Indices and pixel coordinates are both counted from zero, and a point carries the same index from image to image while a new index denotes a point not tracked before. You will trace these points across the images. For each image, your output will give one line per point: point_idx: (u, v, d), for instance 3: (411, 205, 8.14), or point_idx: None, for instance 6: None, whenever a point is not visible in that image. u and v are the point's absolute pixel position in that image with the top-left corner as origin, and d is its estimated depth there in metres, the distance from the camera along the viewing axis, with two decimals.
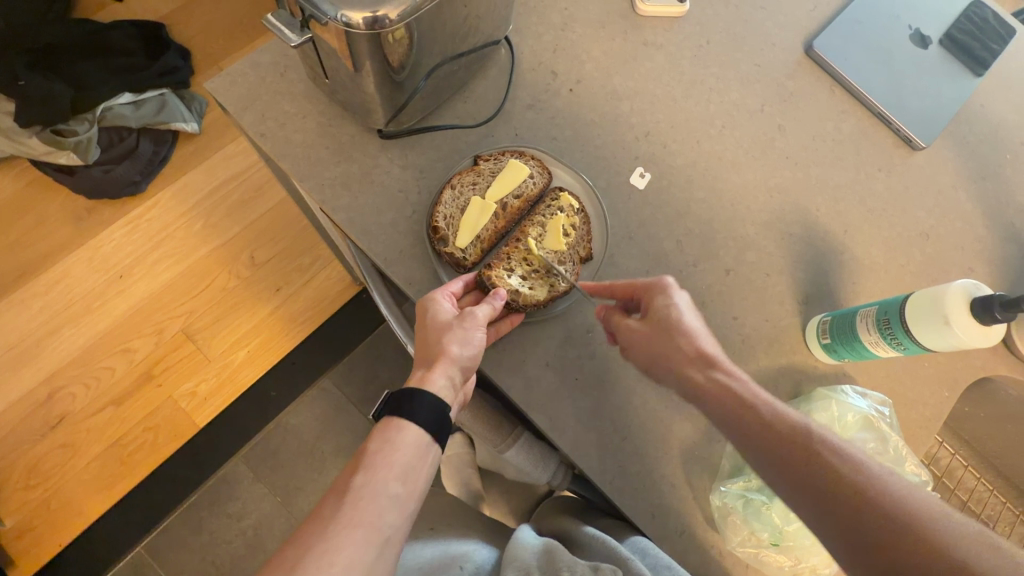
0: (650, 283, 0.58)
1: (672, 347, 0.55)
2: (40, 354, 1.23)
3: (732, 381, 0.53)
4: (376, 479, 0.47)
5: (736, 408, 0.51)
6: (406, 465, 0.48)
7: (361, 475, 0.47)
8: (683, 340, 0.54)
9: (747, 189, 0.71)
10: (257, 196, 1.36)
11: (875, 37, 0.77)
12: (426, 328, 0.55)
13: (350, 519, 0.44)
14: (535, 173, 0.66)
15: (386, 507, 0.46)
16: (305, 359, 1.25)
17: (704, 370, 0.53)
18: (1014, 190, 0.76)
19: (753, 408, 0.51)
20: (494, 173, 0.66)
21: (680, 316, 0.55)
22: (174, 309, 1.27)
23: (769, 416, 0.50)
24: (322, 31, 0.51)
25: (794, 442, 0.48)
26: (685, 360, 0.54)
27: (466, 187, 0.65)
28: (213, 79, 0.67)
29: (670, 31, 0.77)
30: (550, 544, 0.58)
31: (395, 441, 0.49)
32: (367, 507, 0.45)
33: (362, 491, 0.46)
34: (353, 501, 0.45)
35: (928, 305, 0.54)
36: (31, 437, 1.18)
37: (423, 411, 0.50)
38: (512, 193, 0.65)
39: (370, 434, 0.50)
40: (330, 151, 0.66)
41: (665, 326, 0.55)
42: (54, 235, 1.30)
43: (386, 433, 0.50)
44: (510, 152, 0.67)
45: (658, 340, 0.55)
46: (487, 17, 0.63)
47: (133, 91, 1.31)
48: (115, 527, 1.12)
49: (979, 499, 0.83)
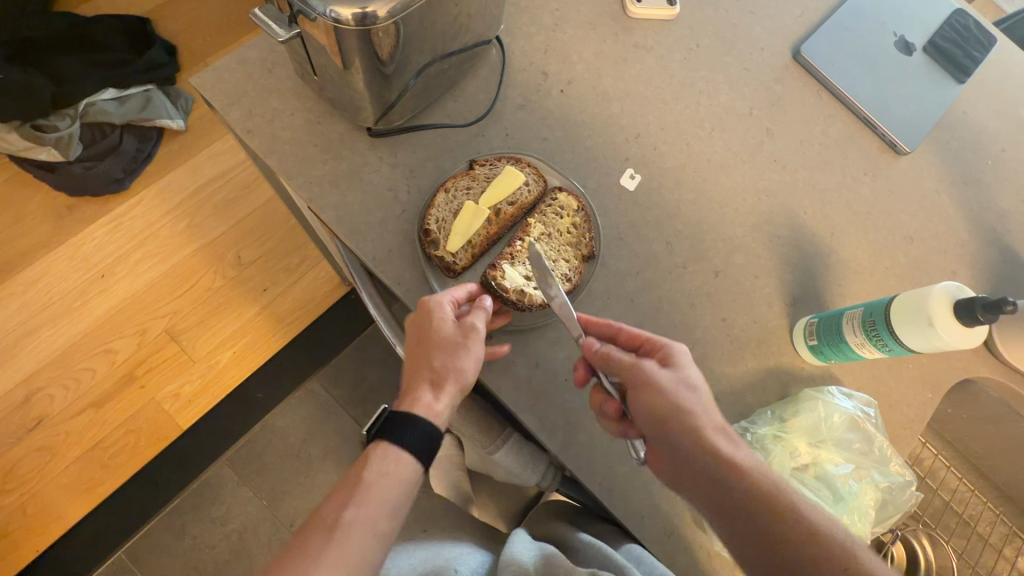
0: (663, 341, 0.55)
1: (680, 423, 0.50)
2: (17, 355, 1.20)
3: (758, 475, 0.49)
4: (367, 516, 0.47)
5: (754, 502, 0.47)
6: (396, 501, 0.49)
7: (353, 510, 0.47)
8: (694, 416, 0.50)
9: (736, 192, 0.72)
10: (244, 194, 1.34)
11: (860, 45, 0.78)
12: (428, 340, 0.54)
13: (337, 558, 0.45)
14: (530, 180, 0.66)
15: (373, 543, 0.47)
16: (291, 359, 1.24)
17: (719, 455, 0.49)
18: (995, 195, 0.77)
19: (770, 507, 0.47)
20: (489, 179, 0.65)
21: (691, 388, 0.52)
22: (158, 309, 1.25)
23: (802, 519, 0.47)
24: (311, 27, 0.50)
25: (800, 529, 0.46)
26: (692, 439, 0.50)
27: (460, 192, 0.64)
28: (199, 74, 0.66)
29: (661, 33, 0.77)
30: (549, 550, 0.57)
31: (388, 475, 0.50)
32: (356, 544, 0.46)
33: (353, 526, 0.47)
34: (342, 538, 0.46)
35: (912, 307, 0.55)
36: (7, 440, 1.15)
37: (410, 440, 0.51)
38: (506, 199, 0.64)
39: (361, 464, 0.50)
40: (319, 149, 0.65)
41: (674, 396, 0.51)
42: (34, 232, 1.27)
43: (380, 465, 0.50)
44: (506, 158, 0.67)
45: (656, 395, 0.51)
46: (478, 16, 0.63)
47: (116, 85, 1.29)
48: (94, 533, 1.10)
49: (961, 499, 0.86)
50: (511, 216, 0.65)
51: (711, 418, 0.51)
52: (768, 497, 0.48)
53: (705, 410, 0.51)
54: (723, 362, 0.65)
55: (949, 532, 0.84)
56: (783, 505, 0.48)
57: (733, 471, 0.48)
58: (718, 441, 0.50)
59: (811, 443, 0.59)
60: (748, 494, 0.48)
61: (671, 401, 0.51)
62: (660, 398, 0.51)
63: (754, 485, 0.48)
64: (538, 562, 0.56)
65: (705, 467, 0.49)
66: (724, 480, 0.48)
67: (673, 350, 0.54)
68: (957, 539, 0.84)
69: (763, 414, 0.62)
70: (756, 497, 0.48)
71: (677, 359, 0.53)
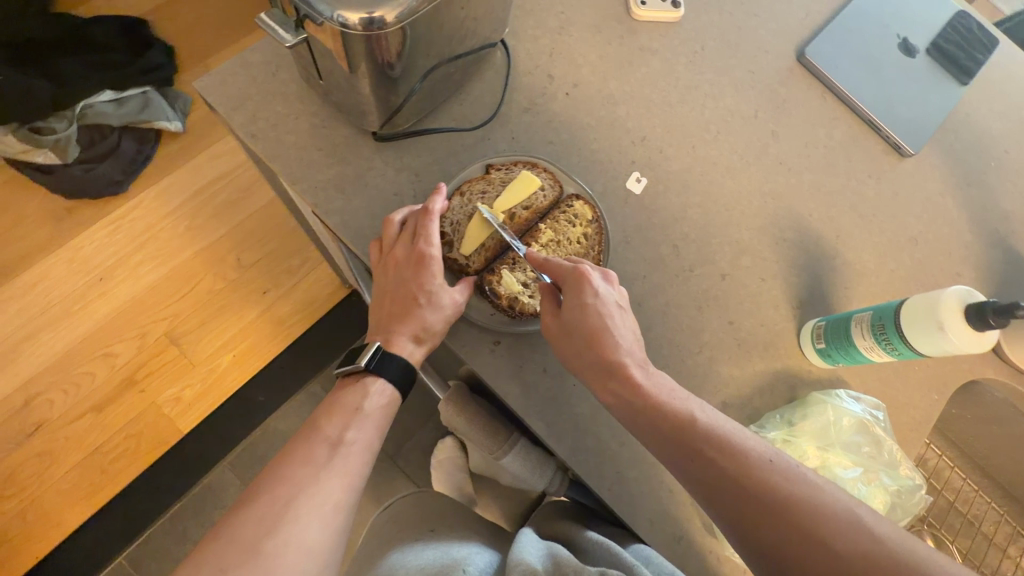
0: (566, 270, 0.55)
1: (577, 352, 0.54)
2: (16, 359, 1.19)
3: (646, 392, 0.51)
4: (367, 436, 0.52)
5: (644, 421, 0.51)
6: (389, 427, 0.55)
7: (355, 430, 0.52)
8: (589, 344, 0.53)
9: (742, 195, 0.72)
10: (244, 197, 1.34)
11: (864, 48, 0.78)
12: (396, 281, 0.57)
13: (342, 468, 0.49)
14: (546, 185, 0.66)
15: (371, 460, 0.52)
16: (292, 363, 1.23)
17: (612, 379, 0.52)
18: (999, 195, 0.77)
19: (656, 421, 0.50)
20: (504, 182, 0.64)
21: (589, 315, 0.53)
22: (158, 313, 1.24)
23: (683, 427, 0.49)
24: (318, 32, 0.50)
25: (679, 437, 0.49)
26: (591, 367, 0.53)
27: (475, 196, 0.64)
28: (202, 78, 0.65)
29: (665, 36, 0.77)
30: (556, 548, 0.55)
31: (386, 402, 0.55)
32: (359, 457, 0.51)
33: (356, 443, 0.51)
34: (347, 451, 0.50)
35: (922, 311, 0.55)
36: (7, 445, 1.14)
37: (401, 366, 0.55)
38: (520, 204, 0.63)
39: (356, 386, 0.55)
40: (324, 153, 0.64)
41: (570, 329, 0.54)
42: (32, 235, 1.26)
43: (378, 393, 0.55)
44: (522, 162, 0.66)
45: (556, 337, 0.55)
46: (484, 20, 0.63)
47: (114, 88, 1.28)
48: (95, 538, 1.09)
49: (966, 500, 0.86)
50: (523, 221, 0.64)
51: (602, 341, 0.53)
52: (656, 410, 0.50)
53: (606, 332, 0.53)
54: (731, 365, 0.65)
55: (954, 532, 0.84)
56: (671, 416, 0.50)
57: (632, 395, 0.51)
58: (609, 366, 0.52)
59: (820, 447, 0.59)
60: (638, 413, 0.51)
61: (565, 339, 0.55)
62: (560, 341, 0.55)
63: (669, 415, 0.50)
64: (548, 560, 0.54)
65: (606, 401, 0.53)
66: (619, 408, 0.52)
67: (578, 276, 0.54)
68: (962, 539, 0.84)
69: (772, 418, 0.62)
70: (649, 413, 0.50)
71: (581, 287, 0.54)
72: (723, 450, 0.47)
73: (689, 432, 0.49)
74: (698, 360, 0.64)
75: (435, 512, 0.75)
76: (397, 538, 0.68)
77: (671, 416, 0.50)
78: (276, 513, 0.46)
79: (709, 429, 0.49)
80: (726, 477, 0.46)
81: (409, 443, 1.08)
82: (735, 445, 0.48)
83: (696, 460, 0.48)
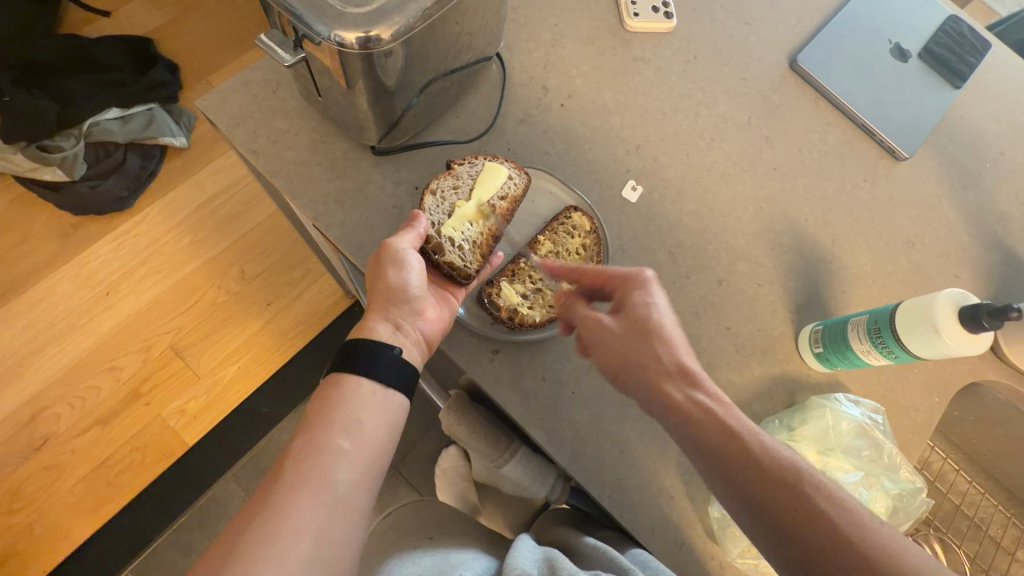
0: (627, 275, 0.56)
1: (643, 355, 0.53)
2: (23, 374, 1.20)
3: (719, 404, 0.51)
4: (317, 440, 0.48)
5: (727, 440, 0.48)
6: (350, 419, 0.50)
7: (301, 438, 0.48)
8: (658, 348, 0.53)
9: (737, 201, 0.72)
10: (247, 210, 1.35)
11: (855, 54, 0.79)
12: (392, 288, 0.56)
13: (293, 482, 0.46)
14: (514, 174, 0.66)
15: (334, 462, 0.48)
16: (296, 374, 1.24)
17: (686, 386, 0.51)
18: (995, 197, 0.78)
19: (749, 447, 0.48)
20: (473, 176, 0.65)
21: (658, 320, 0.54)
22: (162, 326, 1.26)
23: (764, 449, 0.48)
24: (316, 51, 0.51)
25: (761, 457, 0.47)
26: (657, 371, 0.52)
27: (448, 193, 0.65)
28: (205, 97, 0.66)
29: (658, 46, 0.78)
30: (551, 552, 0.55)
31: (342, 397, 0.51)
32: (312, 465, 0.47)
33: (304, 452, 0.48)
34: (296, 463, 0.47)
35: (918, 314, 0.55)
36: (13, 460, 1.15)
37: (389, 366, 0.53)
38: (496, 195, 0.65)
39: (313, 398, 0.51)
40: (324, 167, 0.66)
41: (636, 330, 0.54)
42: (39, 251, 1.28)
43: (333, 391, 0.51)
44: (484, 154, 0.67)
45: (619, 339, 0.54)
46: (479, 34, 0.64)
47: (119, 106, 1.30)
48: (102, 551, 1.10)
49: (972, 503, 0.85)
50: (505, 212, 0.66)
51: (680, 353, 0.53)
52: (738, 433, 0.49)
53: (674, 342, 0.53)
54: (729, 370, 0.65)
55: (960, 536, 0.84)
56: (753, 436, 0.49)
57: (706, 405, 0.50)
58: (688, 378, 0.52)
59: (820, 452, 0.59)
60: (721, 435, 0.49)
61: (628, 341, 0.54)
62: (619, 343, 0.54)
63: (747, 434, 0.49)
64: (543, 565, 0.54)
65: (677, 410, 0.51)
66: (699, 421, 0.50)
67: (639, 280, 0.56)
68: (969, 543, 0.83)
69: (771, 423, 0.62)
70: (725, 428, 0.49)
71: (645, 290, 0.55)
72: (821, 491, 0.46)
73: (784, 463, 0.47)
74: None
75: (437, 522, 0.75)
76: (396, 545, 0.68)
77: (760, 443, 0.49)
78: (223, 553, 0.43)
79: (808, 467, 0.48)
80: (804, 504, 0.45)
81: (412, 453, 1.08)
82: (833, 488, 0.47)
83: (774, 482, 0.46)
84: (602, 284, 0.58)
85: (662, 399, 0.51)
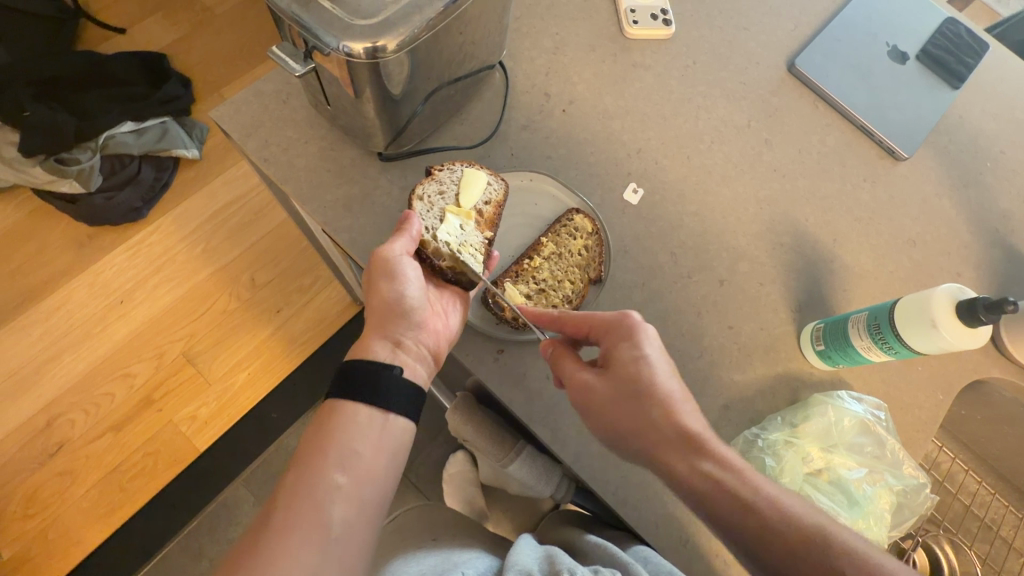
0: (613, 327, 0.55)
1: (641, 427, 0.52)
2: (40, 381, 1.23)
3: (720, 468, 0.50)
4: (308, 477, 0.50)
5: (739, 515, 0.48)
6: (341, 455, 0.51)
7: (291, 477, 0.50)
8: (652, 418, 0.52)
9: (737, 202, 0.73)
10: (257, 219, 1.38)
11: (852, 57, 0.80)
12: (388, 308, 0.57)
13: (284, 525, 0.47)
14: (493, 180, 0.67)
15: (327, 500, 0.49)
16: (305, 379, 1.26)
17: (691, 458, 0.51)
18: (996, 195, 0.78)
19: (755, 510, 0.48)
20: (454, 181, 0.66)
21: (647, 376, 0.53)
22: (174, 333, 1.28)
23: (767, 513, 0.48)
24: (326, 61, 0.53)
25: (761, 522, 0.48)
26: (653, 446, 0.52)
27: (434, 198, 0.65)
28: (218, 107, 0.69)
29: (658, 52, 0.80)
30: (552, 550, 0.56)
31: (333, 432, 0.52)
32: (303, 506, 0.48)
33: (295, 491, 0.49)
34: (287, 504, 0.48)
35: (915, 310, 0.56)
36: (30, 465, 1.17)
37: (386, 391, 0.54)
38: (480, 200, 0.65)
39: (307, 432, 0.53)
40: (333, 174, 0.68)
41: (624, 398, 0.53)
42: (57, 261, 1.32)
43: (325, 427, 0.52)
44: (461, 161, 0.68)
45: (617, 406, 0.53)
46: (482, 43, 0.66)
47: (134, 119, 1.34)
48: (115, 555, 1.11)
49: (982, 503, 0.85)
50: (492, 216, 0.65)
51: (677, 410, 0.52)
52: (756, 502, 0.49)
53: (667, 402, 0.52)
54: (732, 369, 0.66)
55: (971, 537, 0.84)
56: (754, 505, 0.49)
57: (705, 478, 0.50)
58: (694, 443, 0.51)
59: (823, 448, 0.59)
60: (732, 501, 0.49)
61: (621, 413, 0.53)
62: (613, 413, 0.53)
63: (745, 497, 0.49)
64: (544, 561, 0.54)
65: (691, 485, 0.50)
66: (715, 496, 0.49)
67: (624, 331, 0.55)
68: (980, 544, 0.83)
69: (773, 420, 0.62)
70: (726, 494, 0.49)
71: (632, 343, 0.54)
72: (855, 564, 0.45)
73: (812, 536, 0.47)
74: (698, 364, 0.65)
75: (443, 522, 0.76)
76: (403, 545, 0.69)
77: (782, 511, 0.49)
78: None
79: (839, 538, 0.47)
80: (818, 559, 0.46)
81: (420, 457, 1.09)
82: (867, 557, 0.46)
83: (784, 541, 0.47)
84: (586, 333, 0.57)
85: (673, 473, 0.51)
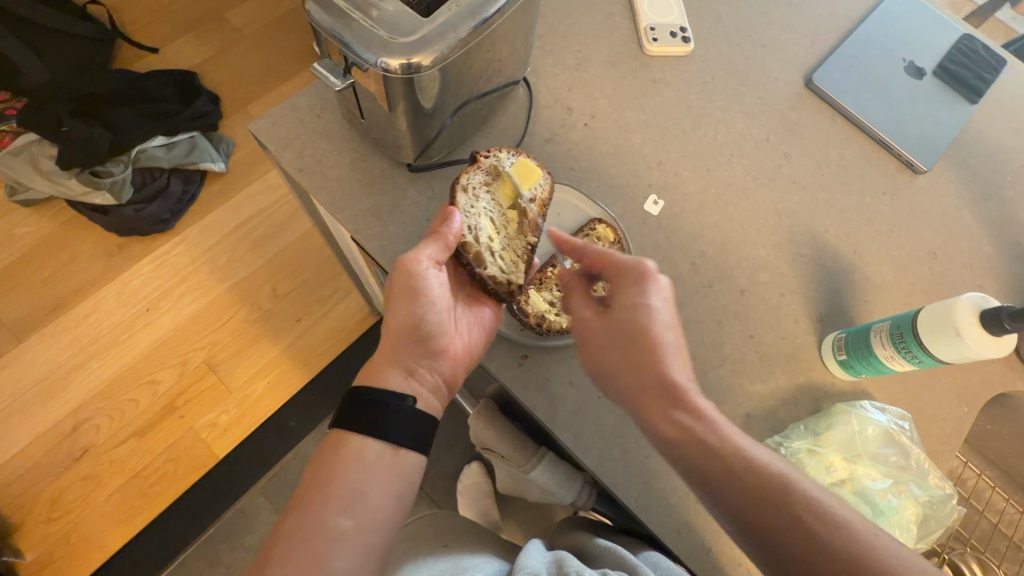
0: (627, 268, 0.59)
1: (632, 358, 0.57)
2: (68, 386, 1.26)
3: (707, 418, 0.53)
4: (313, 519, 0.51)
5: (709, 460, 0.51)
6: (345, 497, 0.53)
7: (293, 518, 0.52)
8: (648, 351, 0.56)
9: (757, 213, 0.75)
10: (281, 230, 1.42)
11: (869, 72, 0.81)
12: (410, 326, 0.60)
13: (285, 565, 0.49)
14: (544, 177, 0.68)
15: (331, 543, 0.51)
16: (324, 387, 1.28)
17: (675, 402, 0.54)
18: (1018, 210, 0.78)
19: (728, 460, 0.51)
20: (500, 172, 0.67)
21: (644, 315, 0.57)
22: (198, 341, 1.31)
23: (748, 463, 0.51)
24: (363, 76, 0.56)
25: (719, 461, 0.51)
26: (642, 378, 0.56)
27: (478, 190, 0.66)
28: (257, 120, 0.72)
29: (677, 68, 0.82)
30: (560, 553, 0.56)
31: (337, 471, 0.53)
32: (306, 547, 0.50)
33: (298, 531, 0.51)
34: (292, 545, 0.50)
35: (938, 319, 0.56)
36: (55, 469, 1.20)
37: (393, 429, 0.56)
38: (527, 197, 0.66)
39: (311, 467, 0.55)
40: (363, 184, 0.70)
41: (624, 329, 0.58)
42: (88, 269, 1.36)
43: (329, 465, 0.54)
44: (508, 149, 0.68)
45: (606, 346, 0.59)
46: (508, 60, 0.68)
47: (165, 133, 1.40)
48: (135, 560, 1.13)
49: (1010, 522, 0.83)
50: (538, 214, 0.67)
51: (665, 360, 0.56)
52: (733, 458, 0.51)
53: (661, 346, 0.56)
54: (753, 379, 0.66)
55: (1000, 556, 0.82)
56: (742, 452, 0.51)
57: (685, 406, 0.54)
58: (676, 396, 0.54)
59: (847, 457, 0.60)
60: (701, 447, 0.52)
61: (613, 339, 0.59)
62: (605, 339, 0.59)
63: (715, 441, 0.52)
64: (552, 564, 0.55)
65: (668, 435, 0.53)
66: (681, 441, 0.52)
67: (635, 275, 0.59)
68: (1010, 564, 0.81)
69: (796, 428, 0.63)
70: (706, 441, 0.52)
71: (640, 288, 0.58)
72: (826, 521, 0.47)
73: (793, 495, 0.49)
74: (720, 372, 0.66)
75: (462, 530, 0.76)
76: (421, 551, 0.69)
77: (747, 459, 0.51)
78: None
79: (816, 497, 0.49)
80: (774, 509, 0.48)
81: (437, 466, 1.10)
82: (844, 514, 0.48)
83: (744, 487, 0.50)
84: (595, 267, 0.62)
85: (656, 429, 0.54)
